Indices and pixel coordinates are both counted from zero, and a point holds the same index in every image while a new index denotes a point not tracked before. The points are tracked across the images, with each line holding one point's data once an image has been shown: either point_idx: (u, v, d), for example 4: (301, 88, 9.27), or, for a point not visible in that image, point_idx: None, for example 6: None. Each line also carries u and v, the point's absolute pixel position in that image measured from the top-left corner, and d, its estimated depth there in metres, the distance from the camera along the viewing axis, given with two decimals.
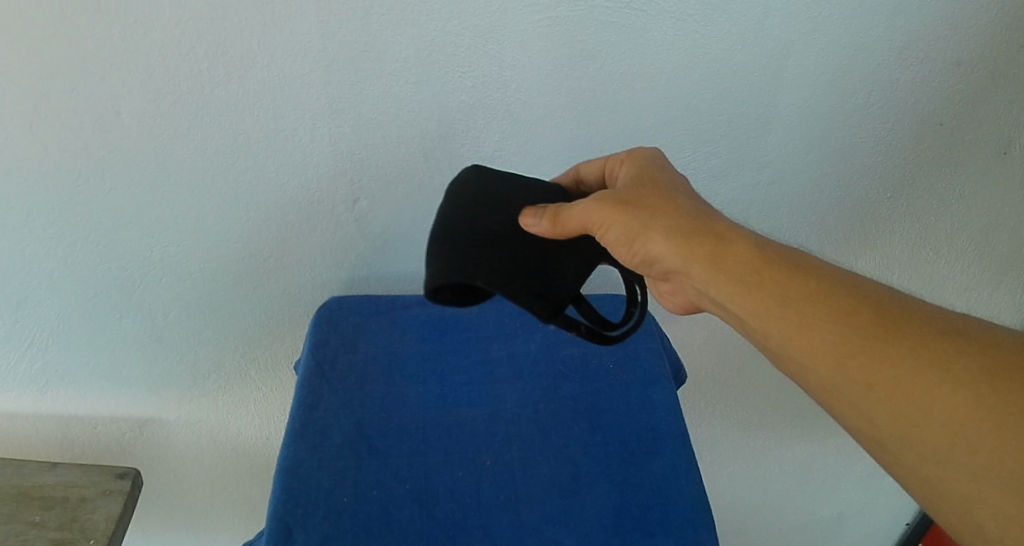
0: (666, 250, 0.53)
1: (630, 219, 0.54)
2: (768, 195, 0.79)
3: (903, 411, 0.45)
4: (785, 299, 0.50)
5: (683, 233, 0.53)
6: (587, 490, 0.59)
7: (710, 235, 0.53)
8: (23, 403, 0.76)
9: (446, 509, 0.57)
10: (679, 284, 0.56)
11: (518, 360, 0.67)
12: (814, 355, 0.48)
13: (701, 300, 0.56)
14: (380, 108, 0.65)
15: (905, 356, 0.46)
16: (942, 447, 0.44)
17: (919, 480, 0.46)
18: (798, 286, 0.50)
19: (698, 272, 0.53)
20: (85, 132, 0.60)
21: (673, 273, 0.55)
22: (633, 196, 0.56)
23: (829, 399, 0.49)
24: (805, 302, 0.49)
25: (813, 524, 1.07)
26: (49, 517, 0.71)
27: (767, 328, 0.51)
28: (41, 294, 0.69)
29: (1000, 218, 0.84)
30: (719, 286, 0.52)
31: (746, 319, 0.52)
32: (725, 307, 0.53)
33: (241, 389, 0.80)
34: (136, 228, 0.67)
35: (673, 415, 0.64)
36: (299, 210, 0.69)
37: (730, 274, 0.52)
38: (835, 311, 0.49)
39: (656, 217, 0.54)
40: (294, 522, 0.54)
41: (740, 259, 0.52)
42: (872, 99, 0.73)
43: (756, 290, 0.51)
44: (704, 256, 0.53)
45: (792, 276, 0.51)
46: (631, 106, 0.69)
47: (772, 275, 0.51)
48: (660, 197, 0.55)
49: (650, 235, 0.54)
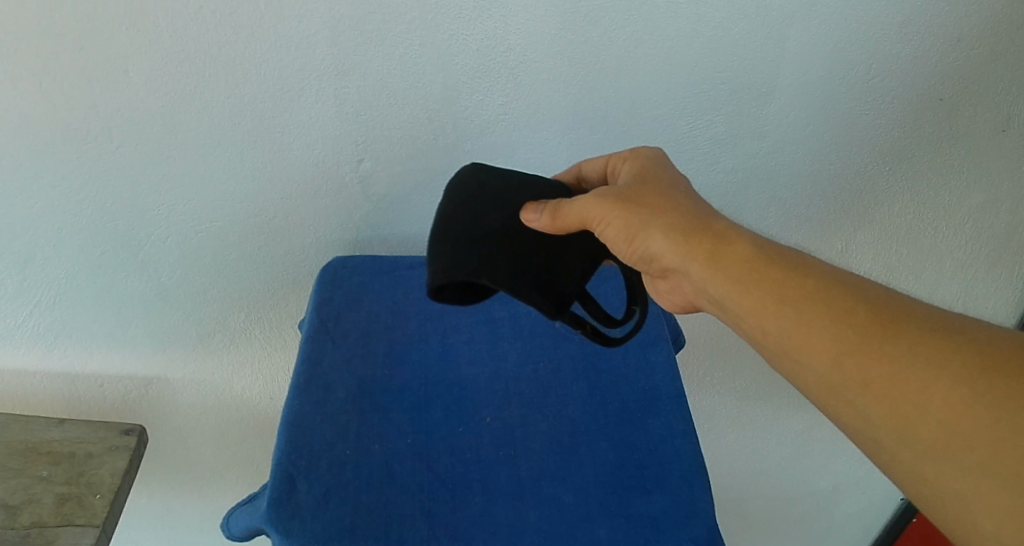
0: (667, 248, 0.54)
1: (632, 217, 0.55)
2: (769, 164, 0.79)
3: (898, 409, 0.46)
4: (782, 299, 0.51)
5: (682, 230, 0.54)
6: (586, 447, 0.60)
7: (709, 234, 0.54)
8: (31, 360, 0.77)
9: (447, 463, 0.58)
10: (678, 282, 0.57)
11: (518, 320, 0.68)
12: (811, 352, 0.49)
13: (698, 298, 0.56)
14: (386, 69, 0.65)
15: (900, 354, 0.46)
16: (937, 444, 0.44)
17: (910, 477, 0.46)
18: (796, 285, 0.51)
19: (697, 270, 0.54)
20: (93, 90, 0.61)
21: (671, 270, 0.56)
22: (634, 195, 0.56)
23: (827, 398, 0.49)
24: (801, 301, 0.50)
25: (809, 497, 1.08)
26: (56, 472, 0.72)
27: (764, 325, 0.51)
28: (49, 252, 0.70)
29: (998, 195, 0.85)
30: (716, 283, 0.53)
31: (743, 317, 0.52)
32: (722, 305, 0.54)
33: (245, 348, 0.81)
34: (143, 187, 0.67)
35: (671, 376, 0.65)
36: (304, 170, 0.70)
37: (728, 271, 0.53)
38: (833, 310, 0.49)
39: (657, 215, 0.55)
40: (297, 474, 0.55)
41: (738, 258, 0.53)
42: (873, 72, 0.73)
43: (753, 289, 0.52)
44: (703, 255, 0.53)
45: (791, 276, 0.51)
46: (634, 72, 0.70)
47: (769, 274, 0.52)
48: (660, 196, 0.57)
49: (650, 231, 0.55)
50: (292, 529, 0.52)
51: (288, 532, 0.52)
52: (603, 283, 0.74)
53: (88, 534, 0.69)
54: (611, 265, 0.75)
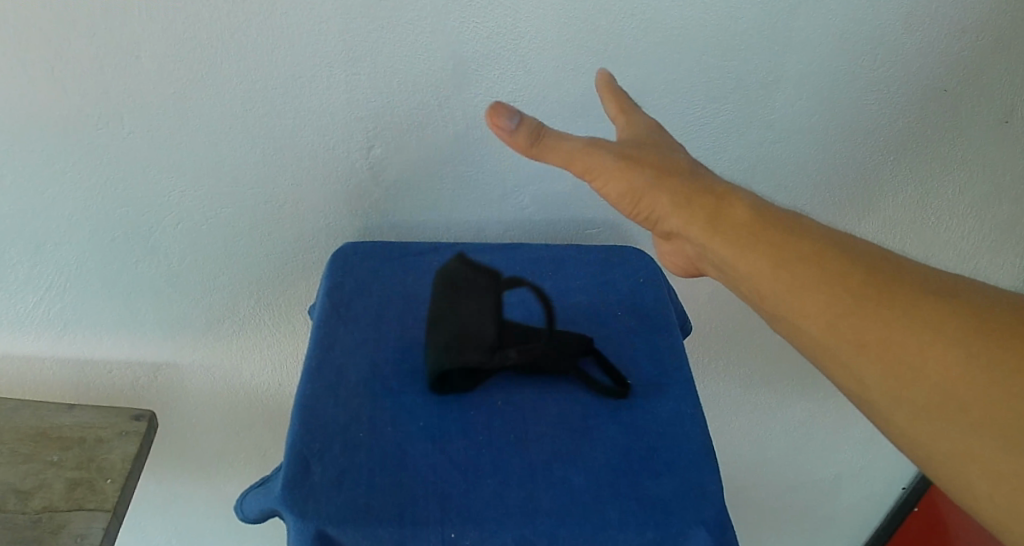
0: (667, 208, 0.53)
1: (634, 177, 0.53)
2: (776, 153, 0.79)
3: (896, 372, 0.46)
4: (779, 260, 0.50)
5: (681, 192, 0.53)
6: (596, 431, 0.60)
7: (708, 195, 0.53)
8: (42, 345, 0.78)
9: (459, 446, 0.59)
10: (679, 243, 0.56)
11: (527, 305, 0.69)
12: (807, 314, 0.49)
13: (697, 259, 0.55)
14: (396, 56, 0.66)
15: (897, 318, 0.46)
16: (934, 409, 0.45)
17: (906, 438, 0.47)
18: (793, 247, 0.50)
19: (695, 232, 0.52)
20: (105, 76, 0.62)
21: (672, 231, 0.54)
22: (632, 152, 0.54)
23: (821, 359, 0.49)
24: (799, 263, 0.49)
25: (813, 486, 1.09)
26: (67, 457, 0.73)
27: (760, 287, 0.50)
28: (61, 238, 0.71)
29: (1002, 184, 0.85)
30: (715, 246, 0.52)
31: (740, 279, 0.52)
32: (721, 267, 0.53)
33: (254, 336, 0.81)
34: (154, 173, 0.68)
35: (680, 361, 0.65)
36: (314, 157, 0.70)
37: (727, 233, 0.51)
38: (830, 273, 0.49)
39: (657, 176, 0.53)
40: (312, 456, 0.56)
41: (736, 219, 0.52)
42: (878, 61, 0.74)
43: (751, 251, 0.50)
44: (702, 216, 0.52)
45: (788, 236, 0.51)
46: (642, 60, 0.70)
47: (768, 235, 0.51)
48: (655, 154, 0.54)
49: (651, 190, 0.53)
50: (307, 510, 0.53)
51: (304, 514, 0.53)
52: (610, 270, 0.73)
53: (100, 518, 0.69)
54: (621, 253, 0.75)
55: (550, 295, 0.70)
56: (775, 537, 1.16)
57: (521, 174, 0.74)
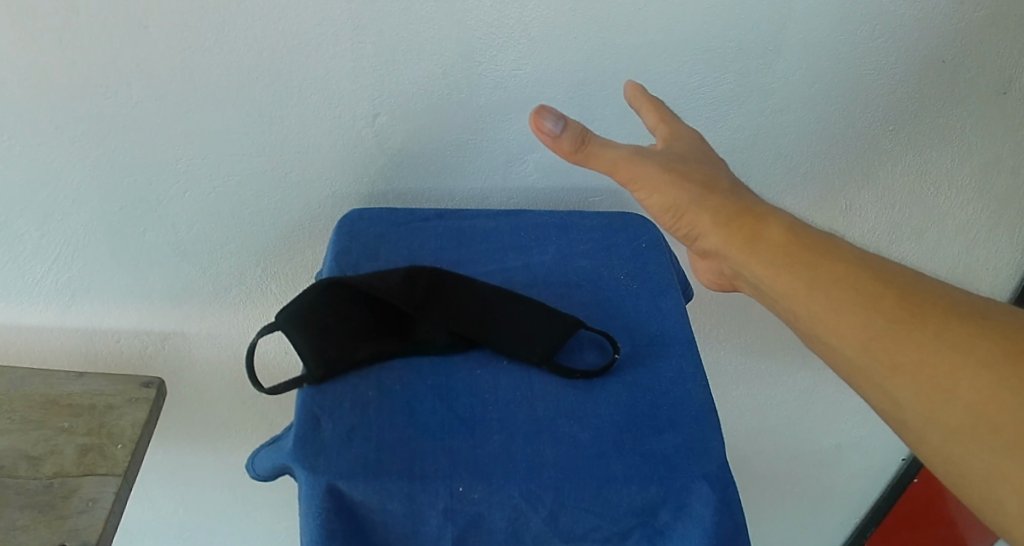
0: (708, 227, 0.53)
1: (678, 193, 0.54)
2: (775, 121, 0.80)
3: (928, 392, 0.46)
4: (815, 281, 0.51)
5: (721, 212, 0.53)
6: (601, 389, 0.61)
7: (747, 217, 0.53)
8: (51, 315, 0.79)
9: (466, 403, 0.60)
10: (716, 262, 0.57)
11: (532, 269, 0.70)
12: (842, 335, 0.49)
13: (736, 279, 0.56)
14: (402, 25, 0.66)
15: (927, 340, 0.47)
16: (963, 428, 0.45)
17: (940, 457, 0.47)
18: (827, 268, 0.51)
19: (733, 250, 0.53)
20: (113, 44, 0.63)
21: (710, 252, 0.55)
22: (676, 166, 0.55)
23: (855, 379, 0.50)
24: (834, 285, 0.50)
25: (813, 455, 1.11)
26: (78, 424, 0.74)
27: (796, 309, 0.51)
28: (69, 207, 0.72)
29: (999, 156, 0.86)
30: (752, 267, 0.52)
31: (777, 299, 0.52)
32: (759, 287, 0.53)
33: (260, 304, 0.82)
34: (161, 142, 0.69)
35: (682, 322, 0.67)
36: (320, 125, 0.71)
37: (765, 255, 0.52)
38: (863, 294, 0.49)
39: (700, 193, 0.54)
40: (321, 413, 0.57)
41: (773, 242, 0.52)
42: (877, 30, 0.75)
43: (787, 273, 0.51)
44: (741, 237, 0.53)
45: (824, 259, 0.51)
46: (644, 29, 0.71)
47: (803, 258, 0.52)
48: (700, 172, 0.55)
49: (693, 209, 0.54)
50: (318, 465, 0.54)
51: (315, 468, 0.54)
52: (614, 235, 0.74)
53: (111, 483, 0.70)
54: (623, 218, 0.76)
55: (553, 259, 0.71)
56: (776, 506, 1.18)
57: (525, 140, 0.75)
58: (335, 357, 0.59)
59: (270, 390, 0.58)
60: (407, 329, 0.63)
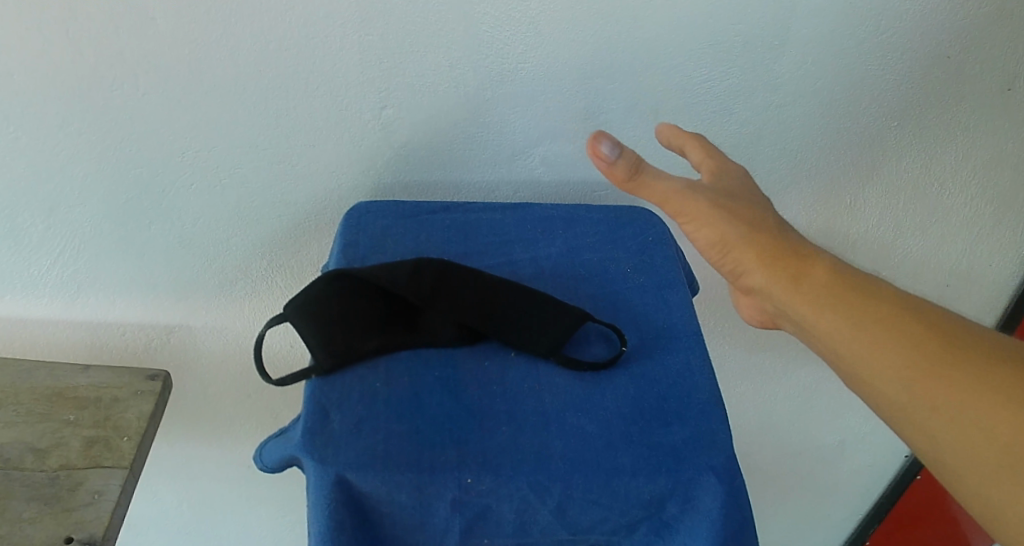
0: (753, 265, 0.54)
1: (726, 228, 0.55)
2: (780, 116, 0.80)
3: (969, 433, 0.46)
4: (858, 321, 0.51)
5: (766, 250, 0.54)
6: (608, 381, 0.61)
7: (791, 256, 0.54)
8: (56, 308, 0.79)
9: (474, 395, 0.60)
10: (759, 300, 0.57)
11: (539, 262, 0.70)
12: (883, 374, 0.49)
13: (779, 319, 0.56)
14: (408, 18, 0.66)
15: (969, 382, 0.47)
16: (1004, 470, 0.45)
17: (978, 499, 0.46)
18: (870, 308, 0.51)
19: (777, 287, 0.53)
20: (120, 36, 0.63)
21: (754, 289, 0.55)
22: (724, 202, 0.56)
23: (896, 416, 0.49)
24: (877, 325, 0.50)
25: (817, 452, 1.11)
26: (83, 416, 0.74)
27: (838, 348, 0.51)
28: (75, 200, 0.71)
29: (1004, 152, 0.86)
30: (796, 304, 0.53)
31: (819, 339, 0.52)
32: (801, 327, 0.54)
33: (266, 298, 0.82)
34: (168, 134, 0.69)
35: (688, 315, 0.67)
36: (327, 118, 0.71)
37: (808, 294, 0.52)
38: (905, 333, 0.49)
39: (747, 230, 0.55)
40: (329, 405, 0.57)
41: (816, 281, 0.53)
42: (883, 25, 0.75)
43: (830, 311, 0.52)
44: (784, 275, 0.53)
45: (866, 299, 0.51)
46: (650, 23, 0.71)
47: (847, 297, 0.52)
48: (748, 209, 0.56)
49: (739, 245, 0.54)
50: (327, 457, 0.54)
51: (323, 460, 0.54)
52: (620, 229, 0.74)
53: (117, 475, 0.70)
54: (629, 212, 0.76)
55: (560, 252, 0.71)
56: (780, 502, 1.18)
57: (531, 133, 0.76)
58: (342, 349, 0.59)
59: (278, 382, 0.57)
60: (414, 322, 0.63)
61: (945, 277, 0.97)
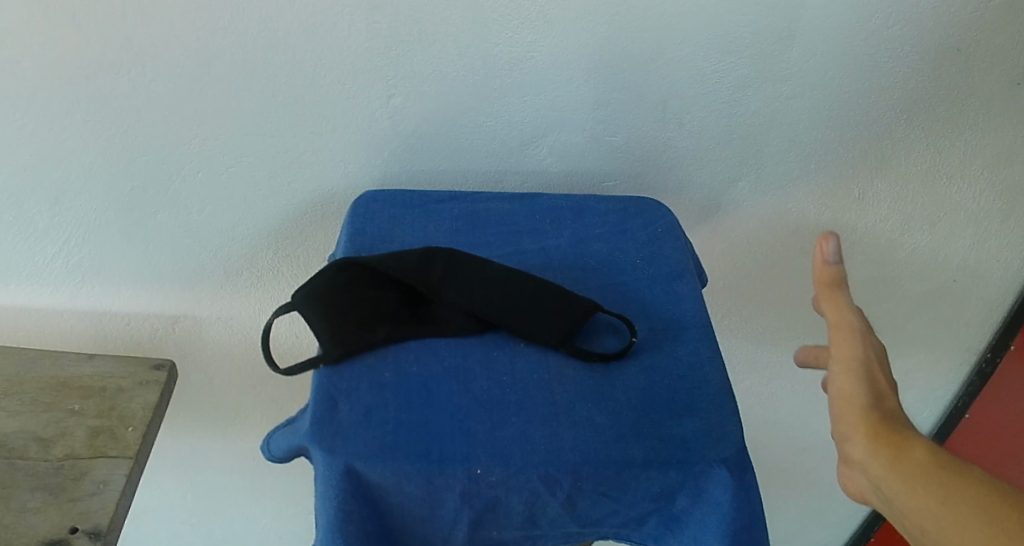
0: (856, 429, 0.48)
1: (854, 386, 0.49)
2: (790, 107, 0.79)
3: None
4: (948, 499, 0.44)
5: (871, 416, 0.48)
6: (618, 372, 0.61)
7: (895, 423, 0.48)
8: (61, 297, 0.79)
9: (483, 385, 0.59)
10: (855, 473, 0.49)
11: (548, 253, 0.69)
12: None
13: (873, 496, 0.48)
14: (416, 6, 0.66)
15: None
16: None
17: None
18: (972, 490, 0.44)
19: (875, 462, 0.47)
20: (127, 22, 0.62)
21: (847, 455, 0.49)
22: (866, 363, 0.50)
23: None
24: (965, 499, 0.43)
25: (823, 447, 1.11)
26: (88, 406, 0.73)
27: (916, 522, 0.45)
28: (80, 188, 0.71)
29: (1014, 146, 0.85)
30: (890, 479, 0.46)
31: (903, 516, 0.46)
32: (895, 508, 0.46)
33: (273, 287, 0.82)
34: (174, 122, 0.68)
35: (698, 306, 0.66)
36: (335, 106, 0.70)
37: (905, 470, 0.46)
38: (989, 510, 0.42)
39: (868, 393, 0.49)
40: (338, 395, 0.57)
41: (919, 458, 0.46)
42: (895, 16, 0.74)
43: (923, 488, 0.45)
44: (885, 446, 0.47)
45: (969, 481, 0.44)
46: (661, 12, 0.70)
47: (948, 478, 0.44)
48: (877, 373, 0.50)
49: (845, 400, 0.50)
50: (335, 447, 0.54)
51: (332, 450, 0.54)
52: (630, 219, 0.74)
53: (122, 466, 0.70)
54: (639, 203, 0.75)
55: (569, 242, 0.71)
56: (784, 495, 1.18)
57: (540, 123, 0.75)
58: (349, 336, 0.59)
59: (286, 370, 0.57)
60: (422, 311, 0.63)
61: (954, 272, 0.96)
